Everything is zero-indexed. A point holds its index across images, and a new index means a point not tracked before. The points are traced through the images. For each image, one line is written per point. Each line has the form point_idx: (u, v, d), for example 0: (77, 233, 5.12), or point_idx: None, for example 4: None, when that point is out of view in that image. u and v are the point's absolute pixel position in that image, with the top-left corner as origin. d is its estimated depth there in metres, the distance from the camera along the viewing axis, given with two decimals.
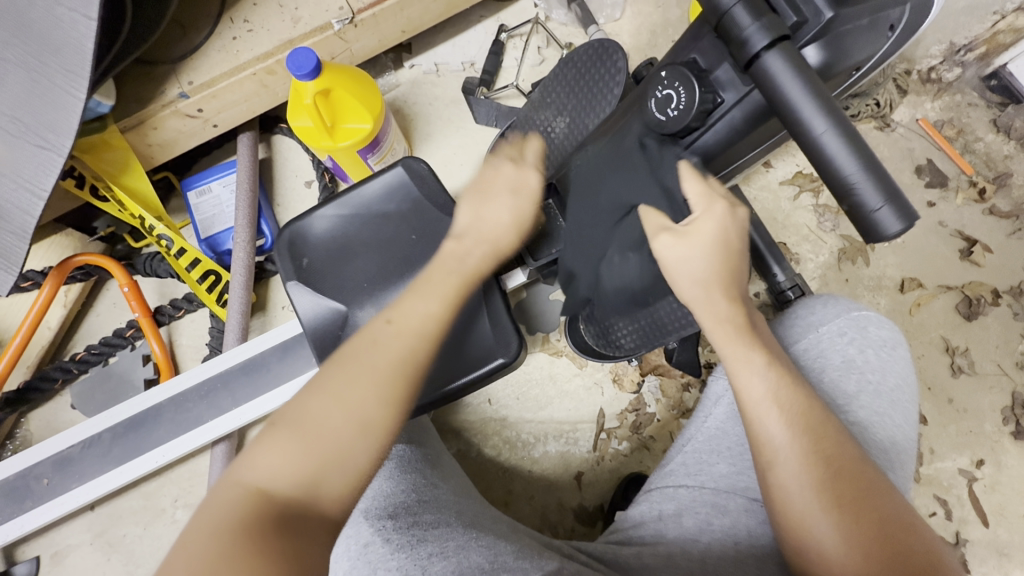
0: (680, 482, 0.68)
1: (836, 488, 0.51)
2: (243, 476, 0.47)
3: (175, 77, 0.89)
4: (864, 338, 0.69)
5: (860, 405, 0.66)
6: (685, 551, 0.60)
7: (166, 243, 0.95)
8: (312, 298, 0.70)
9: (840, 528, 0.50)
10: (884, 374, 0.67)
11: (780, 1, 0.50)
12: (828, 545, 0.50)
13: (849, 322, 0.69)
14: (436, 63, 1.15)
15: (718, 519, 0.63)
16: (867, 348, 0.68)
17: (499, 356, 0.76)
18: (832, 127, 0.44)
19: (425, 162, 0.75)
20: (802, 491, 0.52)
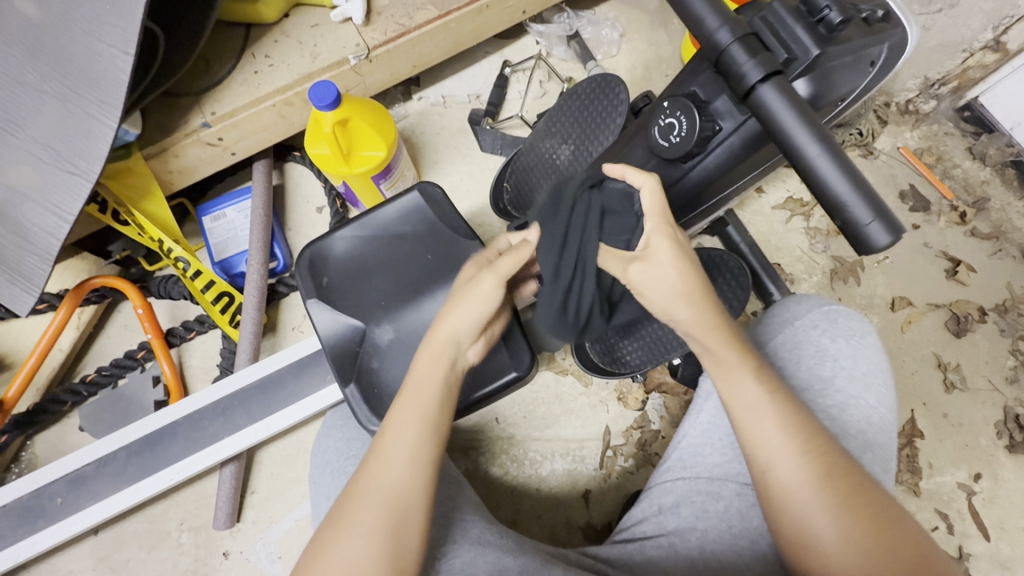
0: (677, 476, 0.69)
1: (836, 484, 0.53)
2: None
3: (199, 108, 0.93)
4: (835, 328, 0.72)
5: (837, 389, 0.68)
6: (684, 541, 0.63)
7: (183, 265, 0.98)
8: (331, 315, 0.73)
9: (837, 525, 0.52)
10: (855, 360, 0.70)
11: (771, 41, 0.56)
12: (824, 536, 0.52)
13: (822, 316, 0.73)
14: (443, 95, 1.21)
15: (712, 505, 0.65)
16: (840, 337, 0.71)
17: (511, 371, 0.79)
18: (823, 151, 0.48)
19: (440, 187, 0.79)
20: (799, 490, 0.54)
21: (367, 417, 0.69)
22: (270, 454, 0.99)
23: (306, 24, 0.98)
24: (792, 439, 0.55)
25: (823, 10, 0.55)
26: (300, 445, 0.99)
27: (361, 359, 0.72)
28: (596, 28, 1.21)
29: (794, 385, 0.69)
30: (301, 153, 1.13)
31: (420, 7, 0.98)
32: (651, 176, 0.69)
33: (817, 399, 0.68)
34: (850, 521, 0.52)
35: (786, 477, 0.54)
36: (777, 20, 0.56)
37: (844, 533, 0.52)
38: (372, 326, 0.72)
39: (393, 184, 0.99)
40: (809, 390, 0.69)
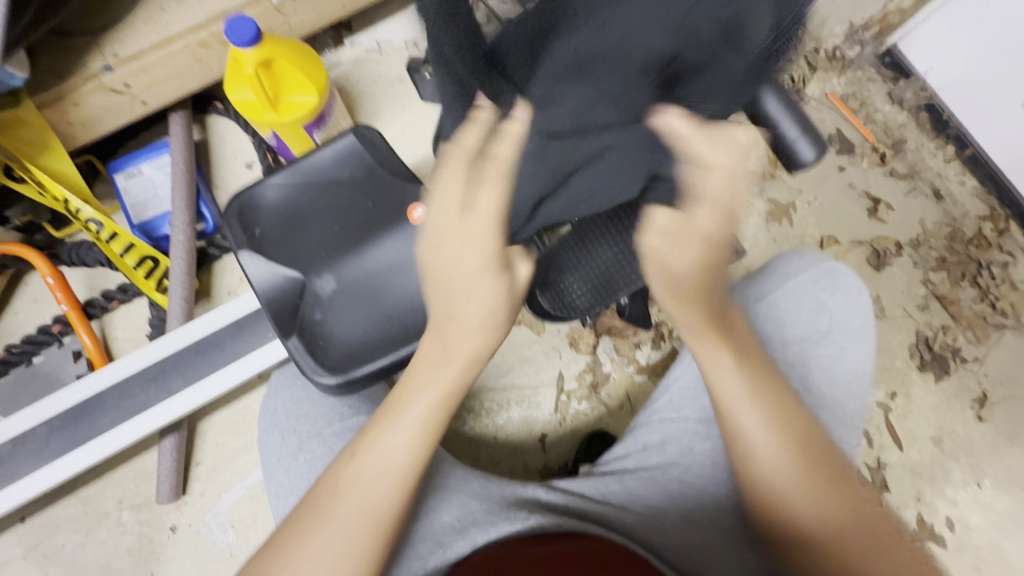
0: (665, 416, 0.73)
1: (802, 456, 0.59)
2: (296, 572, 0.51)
3: (98, 49, 0.84)
4: (835, 284, 0.76)
5: (831, 340, 0.73)
6: (665, 471, 0.67)
7: (95, 227, 0.89)
8: (266, 266, 0.69)
9: (810, 494, 0.57)
10: (850, 315, 0.74)
11: None
12: (792, 500, 0.57)
13: (823, 272, 0.77)
14: (378, 41, 1.15)
15: (700, 442, 0.69)
16: (836, 291, 0.76)
17: None
18: (754, 71, 0.49)
19: (377, 131, 0.75)
20: (781, 470, 0.58)
21: (313, 369, 0.66)
22: (214, 424, 0.94)
23: None
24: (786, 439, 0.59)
25: None
26: (247, 412, 0.95)
27: (302, 311, 0.68)
28: None
29: (794, 337, 0.73)
30: (223, 104, 1.05)
31: None
32: None
33: (814, 351, 0.73)
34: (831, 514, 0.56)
35: (792, 490, 0.58)
36: None
37: (824, 506, 0.57)
38: (313, 278, 0.69)
39: (327, 134, 0.94)
40: (805, 342, 0.73)
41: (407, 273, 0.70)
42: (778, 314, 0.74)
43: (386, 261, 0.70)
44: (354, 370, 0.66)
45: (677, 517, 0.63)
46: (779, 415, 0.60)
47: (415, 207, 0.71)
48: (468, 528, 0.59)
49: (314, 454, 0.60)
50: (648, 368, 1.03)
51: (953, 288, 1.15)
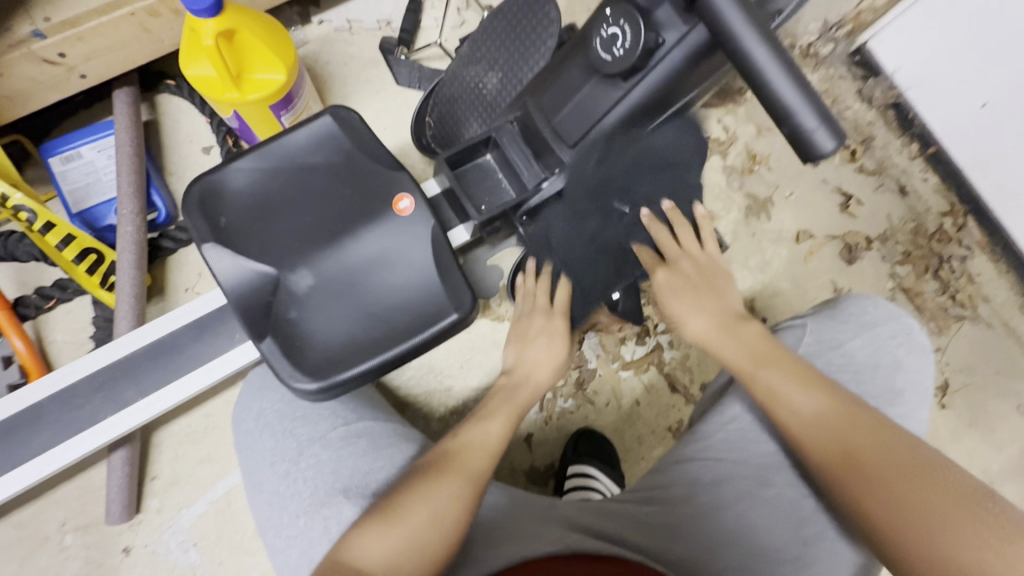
0: (719, 456, 0.66)
1: (776, 368, 0.64)
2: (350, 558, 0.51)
3: (27, 12, 0.73)
4: (909, 341, 0.66)
5: (904, 401, 0.64)
6: (719, 510, 0.61)
7: (27, 216, 0.78)
8: (233, 261, 0.62)
9: (810, 400, 0.60)
10: (924, 375, 0.65)
11: None
12: (793, 408, 0.60)
13: (899, 327, 0.67)
14: (348, 19, 1.07)
15: (762, 488, 0.62)
16: (913, 351, 0.66)
17: (451, 311, 0.64)
18: (772, 56, 0.47)
19: (355, 113, 0.69)
20: (764, 383, 0.64)
21: (290, 373, 0.60)
22: (171, 434, 0.86)
23: None
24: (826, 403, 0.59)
25: None
26: (209, 420, 0.87)
27: (275, 311, 0.62)
28: None
29: (866, 391, 0.64)
30: (175, 81, 0.95)
31: None
32: (591, 96, 0.66)
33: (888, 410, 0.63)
34: (906, 484, 0.51)
35: (792, 400, 0.61)
36: None
37: (818, 402, 0.59)
38: (288, 273, 0.63)
39: (296, 117, 0.86)
40: (880, 401, 0.64)
41: (392, 268, 0.64)
42: (851, 367, 0.65)
43: (369, 255, 0.64)
44: (336, 374, 0.61)
45: (733, 559, 0.57)
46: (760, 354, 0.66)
47: (400, 196, 0.66)
48: (498, 543, 0.58)
49: (317, 458, 0.63)
50: (634, 364, 1.02)
51: (918, 281, 1.19)
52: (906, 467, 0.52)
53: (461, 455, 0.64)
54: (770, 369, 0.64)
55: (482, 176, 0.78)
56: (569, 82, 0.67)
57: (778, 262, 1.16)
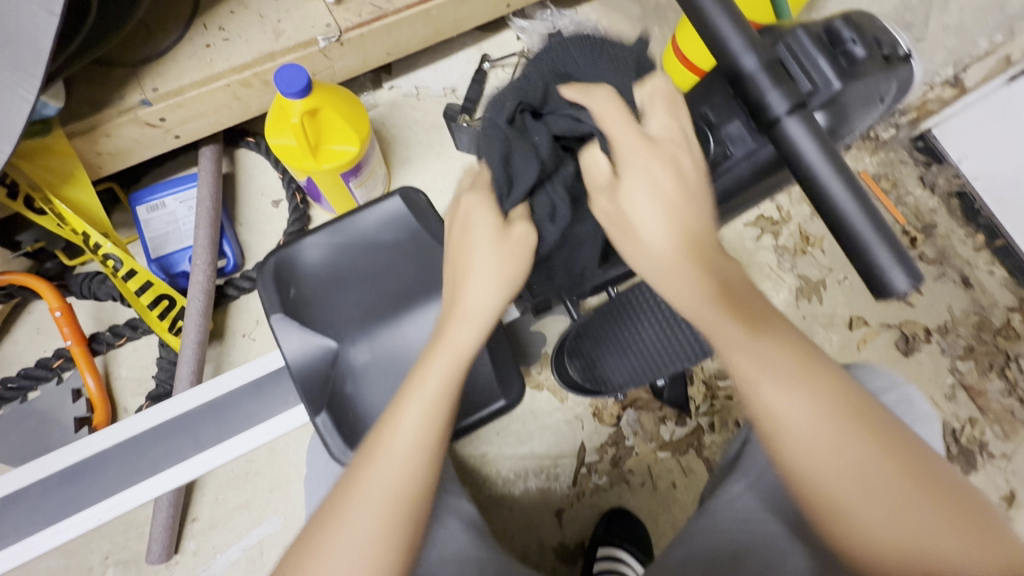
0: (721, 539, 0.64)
1: (781, 354, 0.46)
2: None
3: (137, 82, 0.81)
4: (911, 411, 0.66)
5: None
6: None
7: (113, 263, 0.83)
8: (300, 335, 0.65)
9: (793, 388, 0.45)
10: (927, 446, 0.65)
11: (795, 68, 0.49)
12: (778, 408, 0.45)
13: (900, 396, 0.67)
14: (416, 86, 1.14)
15: None
16: (918, 420, 0.66)
17: (499, 399, 0.65)
18: (847, 191, 0.46)
19: (422, 193, 0.72)
20: (762, 374, 0.45)
21: (342, 451, 0.62)
22: (215, 477, 0.89)
23: None
24: (820, 402, 0.45)
25: (847, 41, 0.50)
26: (251, 467, 0.89)
27: (332, 384, 0.65)
28: (579, 29, 1.21)
29: None
30: (256, 140, 1.03)
31: None
32: None
33: None
34: (935, 497, 0.42)
35: (796, 402, 0.44)
36: (800, 46, 0.50)
37: (805, 396, 0.45)
38: (348, 347, 0.65)
39: (363, 181, 0.91)
40: None
41: None
42: None
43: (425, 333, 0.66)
44: None
45: None
46: (757, 328, 0.47)
47: None
48: None
49: None
50: (672, 445, 0.99)
51: (981, 379, 1.12)
52: (922, 472, 0.43)
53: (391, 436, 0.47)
54: (845, 436, 0.43)
55: None
56: None
57: (828, 348, 1.12)
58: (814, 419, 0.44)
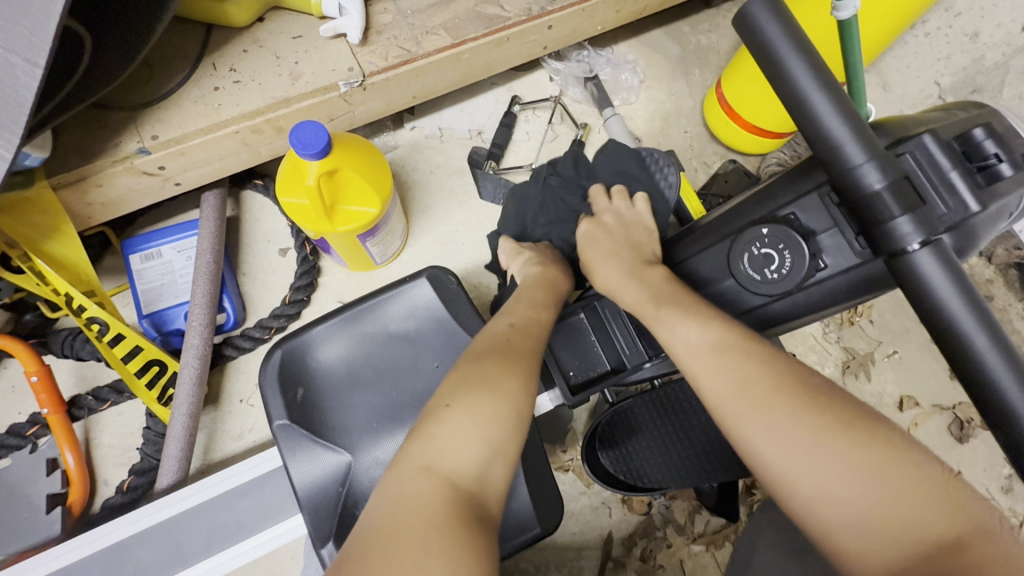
0: None
1: (740, 367, 0.50)
2: (428, 465, 0.44)
3: (135, 127, 0.72)
4: None
5: None
6: None
7: (98, 327, 0.75)
8: (310, 456, 0.62)
9: (735, 379, 0.50)
10: None
11: (925, 188, 0.42)
12: (734, 425, 0.48)
13: None
14: (440, 127, 1.06)
15: None
16: None
17: (533, 527, 0.63)
18: (996, 348, 0.37)
19: (451, 275, 0.68)
20: (721, 386, 0.50)
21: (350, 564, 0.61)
22: None
23: (286, 35, 0.79)
24: (786, 414, 0.46)
25: (988, 155, 0.43)
26: None
27: (344, 502, 0.61)
28: (615, 71, 1.13)
29: None
30: (264, 182, 0.94)
31: (429, 31, 0.84)
32: (723, 295, 0.59)
33: None
34: (913, 495, 0.40)
35: (753, 425, 0.47)
36: (930, 159, 0.42)
37: (757, 405, 0.47)
38: (362, 457, 0.62)
39: (380, 239, 0.84)
40: None
41: None
42: None
43: None
44: None
45: None
46: (726, 347, 0.52)
47: None
48: None
49: None
50: (707, 538, 0.90)
51: None
52: (897, 467, 0.41)
53: (495, 352, 0.53)
54: (768, 412, 0.47)
55: (574, 337, 0.72)
56: (698, 274, 0.61)
57: None
58: (742, 390, 0.49)
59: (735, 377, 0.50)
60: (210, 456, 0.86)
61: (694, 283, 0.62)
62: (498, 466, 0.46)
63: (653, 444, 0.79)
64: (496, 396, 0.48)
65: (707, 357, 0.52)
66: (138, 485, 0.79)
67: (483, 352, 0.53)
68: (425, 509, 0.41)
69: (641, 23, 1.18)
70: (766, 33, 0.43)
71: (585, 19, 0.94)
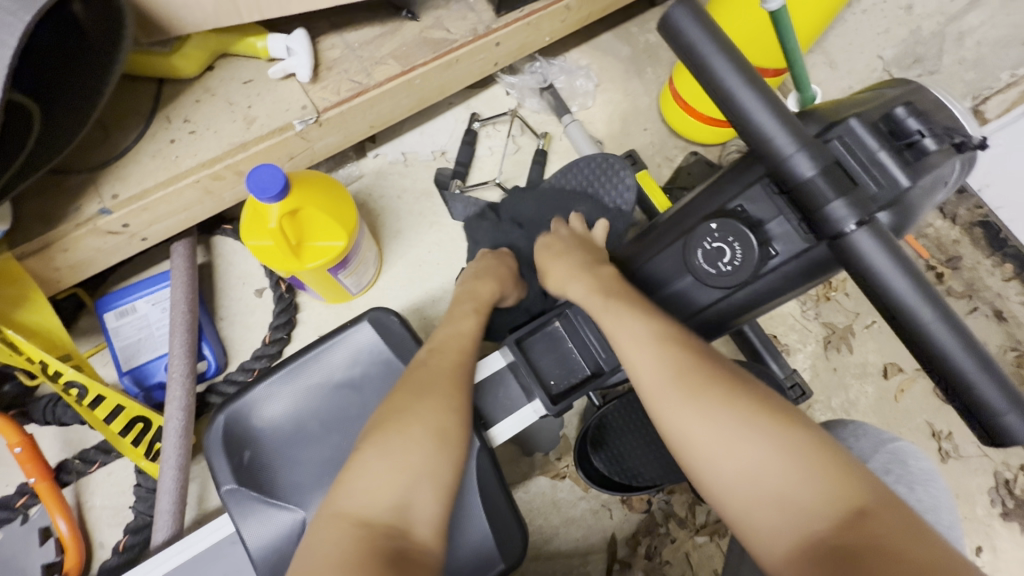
0: None
1: (673, 360, 0.54)
2: (345, 508, 0.49)
3: (94, 189, 0.73)
4: (906, 473, 0.60)
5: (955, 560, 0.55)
6: None
7: (77, 390, 0.75)
8: (261, 524, 0.66)
9: (667, 370, 0.54)
10: (937, 514, 0.58)
11: (852, 169, 0.43)
12: (664, 414, 0.53)
13: (890, 456, 0.61)
14: (402, 152, 1.07)
15: None
16: (916, 484, 0.59)
17: (501, 562, 0.66)
18: (941, 319, 0.38)
19: (391, 315, 0.75)
20: (652, 378, 0.54)
21: None
22: None
23: (236, 80, 0.80)
24: (710, 403, 0.50)
25: (912, 132, 0.44)
26: None
27: None
28: (570, 78, 1.15)
29: None
30: (232, 226, 0.94)
31: (379, 61, 0.85)
32: (687, 290, 0.60)
33: None
34: (821, 475, 0.45)
35: (683, 414, 0.51)
36: (856, 143, 0.44)
37: (684, 394, 0.52)
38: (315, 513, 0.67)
39: (352, 270, 0.84)
40: None
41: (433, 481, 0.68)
42: None
43: None
44: None
45: None
46: (662, 338, 0.56)
47: None
48: None
49: None
50: (710, 528, 0.91)
51: None
52: (809, 447, 0.46)
53: (407, 386, 0.59)
54: (698, 399, 0.51)
55: (551, 345, 0.73)
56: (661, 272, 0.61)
57: (864, 401, 1.04)
58: (673, 377, 0.53)
59: (672, 367, 0.54)
60: (205, 505, 0.86)
61: (656, 281, 0.63)
62: (420, 492, 0.51)
63: (637, 439, 0.80)
64: (409, 428, 0.54)
65: (642, 352, 0.56)
66: (133, 544, 0.78)
67: (405, 386, 0.59)
68: (335, 552, 0.46)
69: (590, 28, 1.20)
70: (690, 36, 0.44)
71: (532, 32, 0.96)
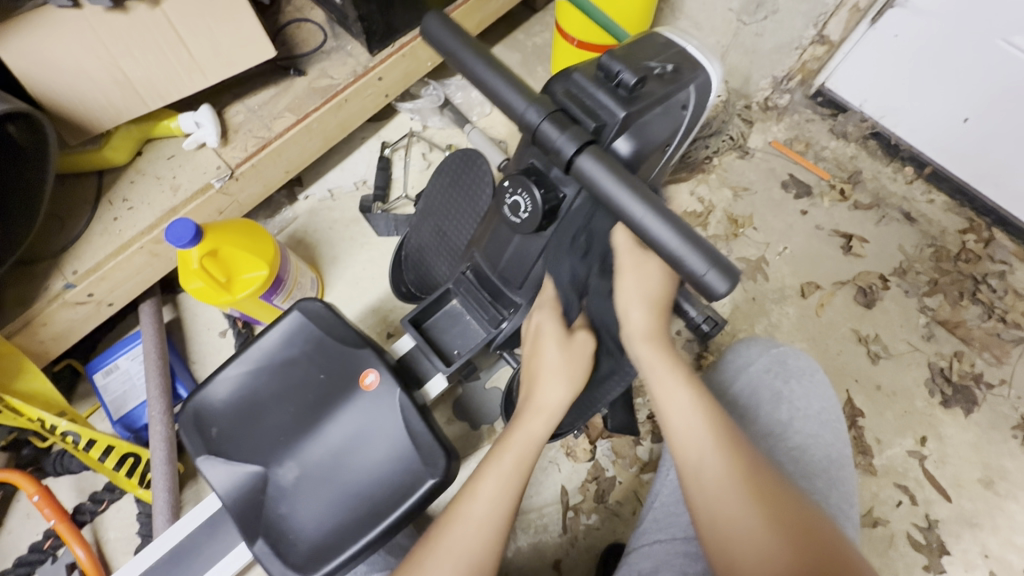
0: (653, 538, 0.68)
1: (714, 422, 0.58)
2: None
3: (59, 269, 0.88)
4: (785, 370, 0.75)
5: (796, 429, 0.70)
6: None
7: (72, 438, 0.88)
8: (226, 468, 0.73)
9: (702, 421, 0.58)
10: (808, 399, 0.73)
11: (576, 111, 0.54)
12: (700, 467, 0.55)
13: (772, 359, 0.75)
14: (328, 189, 1.21)
15: (692, 566, 0.63)
16: (791, 377, 0.74)
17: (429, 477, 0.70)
18: (648, 210, 0.48)
19: (318, 300, 0.80)
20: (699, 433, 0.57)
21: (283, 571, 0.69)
22: None
23: (161, 158, 0.96)
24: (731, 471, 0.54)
25: (618, 72, 0.54)
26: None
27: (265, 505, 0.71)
28: (465, 93, 1.28)
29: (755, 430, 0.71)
30: None
31: (278, 115, 1.00)
32: None
33: (781, 444, 0.70)
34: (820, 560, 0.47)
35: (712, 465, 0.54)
36: (579, 90, 0.54)
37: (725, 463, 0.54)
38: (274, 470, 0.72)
39: (287, 295, 0.97)
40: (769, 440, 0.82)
41: (368, 443, 0.73)
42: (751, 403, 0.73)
43: (348, 437, 0.73)
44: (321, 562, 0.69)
45: None
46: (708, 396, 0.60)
47: (366, 370, 0.76)
48: None
49: None
50: (652, 464, 0.98)
51: (955, 310, 1.09)
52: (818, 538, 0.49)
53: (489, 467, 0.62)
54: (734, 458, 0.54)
55: (450, 320, 0.82)
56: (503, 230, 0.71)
57: (787, 322, 1.10)
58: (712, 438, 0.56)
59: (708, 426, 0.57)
60: None
61: None
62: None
63: None
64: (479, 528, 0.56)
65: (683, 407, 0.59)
66: None
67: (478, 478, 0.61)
68: None
69: None
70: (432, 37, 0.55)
71: (411, 61, 1.09)
